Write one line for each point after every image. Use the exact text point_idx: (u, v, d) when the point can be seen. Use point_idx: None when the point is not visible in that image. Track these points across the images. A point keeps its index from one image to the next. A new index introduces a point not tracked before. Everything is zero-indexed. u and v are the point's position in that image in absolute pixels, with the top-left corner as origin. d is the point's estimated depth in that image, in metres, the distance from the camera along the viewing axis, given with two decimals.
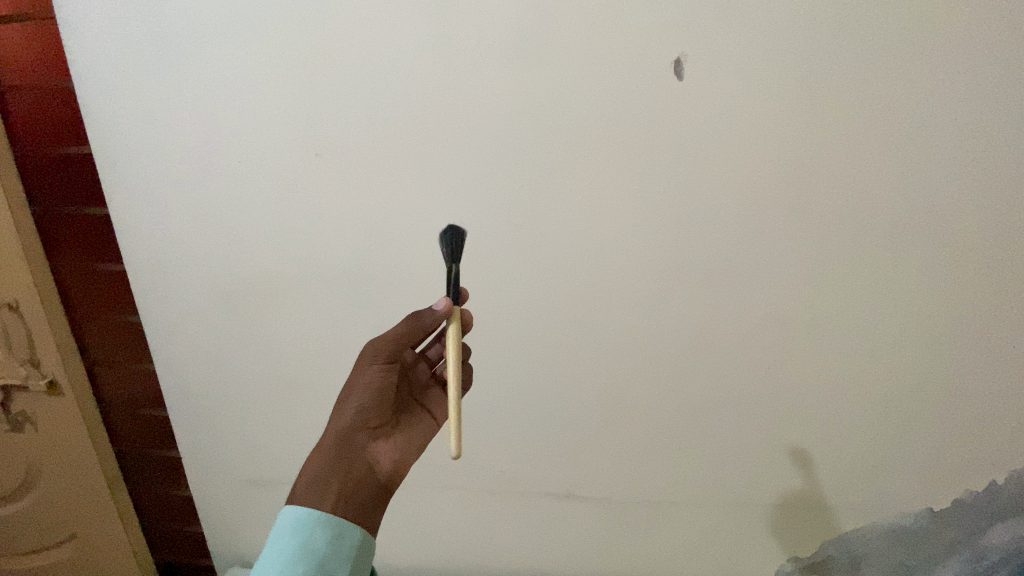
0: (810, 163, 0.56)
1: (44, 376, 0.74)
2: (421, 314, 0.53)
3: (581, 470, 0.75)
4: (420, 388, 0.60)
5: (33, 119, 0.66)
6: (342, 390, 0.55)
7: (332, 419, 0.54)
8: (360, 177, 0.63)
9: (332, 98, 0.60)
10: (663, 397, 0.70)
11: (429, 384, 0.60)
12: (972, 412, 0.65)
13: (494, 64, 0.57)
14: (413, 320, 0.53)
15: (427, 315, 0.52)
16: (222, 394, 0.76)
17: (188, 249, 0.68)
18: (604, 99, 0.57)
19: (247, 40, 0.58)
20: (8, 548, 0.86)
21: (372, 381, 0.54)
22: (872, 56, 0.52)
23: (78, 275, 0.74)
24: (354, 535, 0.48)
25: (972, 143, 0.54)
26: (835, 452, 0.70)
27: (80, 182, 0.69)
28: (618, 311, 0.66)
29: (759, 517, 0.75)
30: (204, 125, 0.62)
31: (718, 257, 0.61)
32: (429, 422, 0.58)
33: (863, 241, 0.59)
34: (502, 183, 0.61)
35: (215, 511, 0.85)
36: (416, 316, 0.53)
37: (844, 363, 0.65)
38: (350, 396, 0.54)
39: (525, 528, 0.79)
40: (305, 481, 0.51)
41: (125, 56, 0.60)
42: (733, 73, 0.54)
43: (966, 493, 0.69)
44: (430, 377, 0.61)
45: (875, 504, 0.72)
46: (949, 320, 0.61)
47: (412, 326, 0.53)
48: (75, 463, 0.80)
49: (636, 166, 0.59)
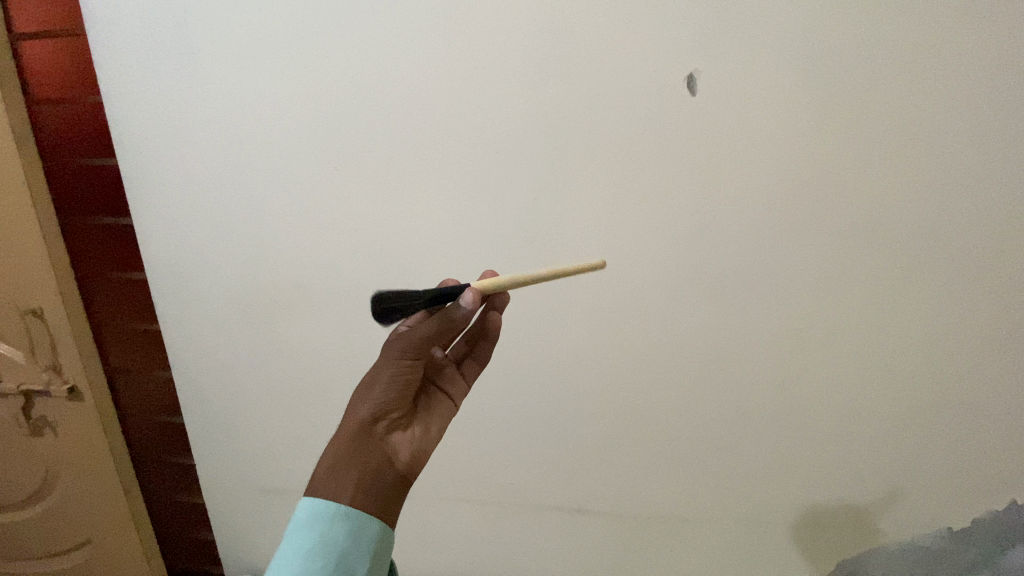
0: (829, 170, 0.55)
1: (66, 382, 0.75)
2: (450, 315, 0.41)
3: (595, 490, 0.73)
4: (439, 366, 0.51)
5: (62, 132, 0.68)
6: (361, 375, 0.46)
7: (347, 406, 0.45)
8: (376, 185, 0.62)
9: (352, 107, 0.60)
10: (680, 417, 0.67)
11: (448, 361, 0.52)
12: (1000, 432, 0.62)
13: (510, 70, 0.56)
14: (442, 324, 0.42)
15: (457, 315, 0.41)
16: (235, 402, 0.76)
17: (203, 258, 0.69)
18: (616, 105, 0.56)
19: (263, 56, 0.59)
20: (28, 552, 0.87)
21: (400, 374, 0.45)
22: (899, 56, 0.51)
23: (102, 281, 0.75)
24: (374, 529, 0.42)
25: (986, 151, 0.52)
26: (853, 467, 0.66)
27: (106, 192, 0.71)
28: (628, 322, 0.64)
29: (780, 546, 0.71)
30: (220, 137, 0.63)
31: (736, 266, 0.59)
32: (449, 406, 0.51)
33: (889, 252, 0.57)
34: (514, 193, 0.60)
35: (228, 519, 0.85)
36: (444, 314, 0.42)
37: (872, 380, 0.62)
38: (370, 383, 0.45)
39: (537, 542, 0.77)
40: (317, 479, 0.43)
41: (149, 68, 0.61)
42: (754, 76, 0.53)
43: (987, 513, 0.65)
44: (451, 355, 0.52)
45: (893, 523, 0.68)
46: (970, 331, 0.58)
47: (442, 325, 0.42)
48: (94, 468, 0.80)
49: (652, 173, 0.57)
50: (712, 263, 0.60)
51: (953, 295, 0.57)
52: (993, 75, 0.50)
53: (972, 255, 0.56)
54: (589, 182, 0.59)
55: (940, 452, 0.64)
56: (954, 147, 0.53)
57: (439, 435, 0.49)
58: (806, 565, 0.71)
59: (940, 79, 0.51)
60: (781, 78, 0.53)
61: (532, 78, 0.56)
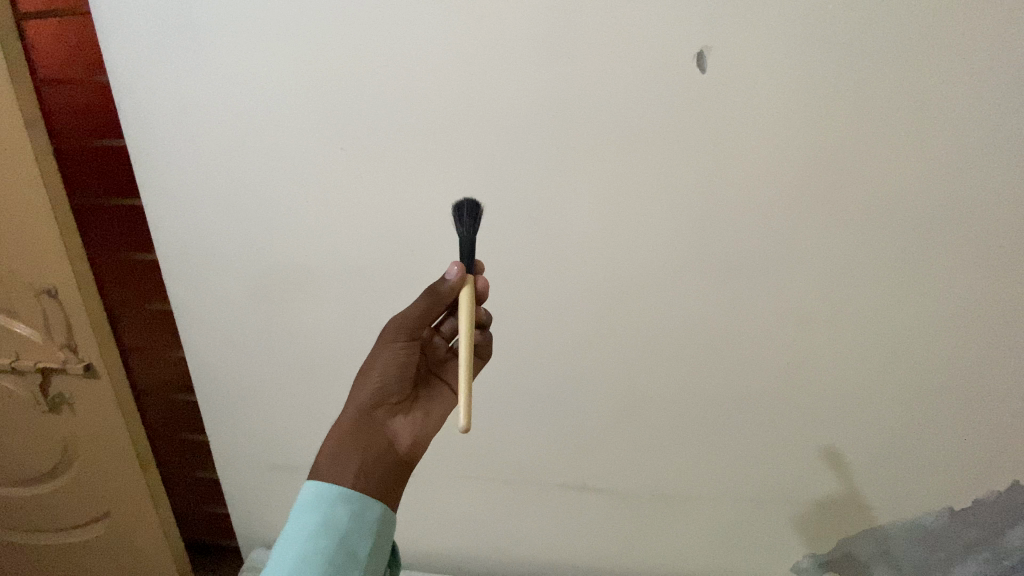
0: (836, 156, 0.54)
1: (81, 360, 0.76)
2: (438, 288, 0.47)
3: (599, 469, 0.74)
4: (438, 363, 0.54)
5: (71, 113, 0.69)
6: (361, 367, 0.50)
7: (350, 395, 0.49)
8: (385, 171, 0.63)
9: (359, 86, 0.59)
10: (684, 399, 0.68)
11: (448, 359, 0.55)
12: (1000, 417, 0.63)
13: (517, 48, 0.55)
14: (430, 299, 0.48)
15: (442, 288, 0.47)
16: (247, 382, 0.77)
17: (213, 241, 0.69)
18: (623, 90, 0.55)
19: (267, 37, 0.58)
20: (50, 523, 0.90)
21: (394, 359, 0.49)
22: (914, 40, 0.50)
23: (114, 261, 0.76)
24: (375, 511, 0.43)
25: (996, 140, 0.52)
26: (854, 449, 0.67)
27: (116, 174, 0.72)
28: (632, 305, 0.64)
29: (787, 523, 0.72)
30: (225, 119, 0.63)
31: (741, 252, 0.59)
32: (450, 398, 0.53)
33: (895, 240, 0.57)
34: (520, 177, 0.60)
35: (240, 493, 0.87)
36: (432, 289, 0.48)
37: (876, 365, 0.62)
38: (368, 372, 0.49)
39: (542, 519, 0.79)
40: (322, 463, 0.45)
41: (152, 50, 0.60)
42: (763, 60, 0.52)
43: (988, 493, 0.66)
44: (449, 353, 0.55)
45: (893, 503, 0.69)
46: (975, 320, 0.59)
47: (429, 303, 0.48)
48: (110, 443, 0.82)
49: (658, 159, 0.57)
50: (717, 250, 0.60)
51: (958, 283, 0.57)
52: (1007, 61, 0.49)
53: (977, 244, 0.56)
54: (599, 164, 0.58)
55: (941, 436, 0.65)
56: (967, 132, 0.52)
57: (439, 426, 0.51)
58: (806, 542, 0.73)
59: (952, 65, 0.50)
60: (790, 62, 0.52)
61: (540, 62, 0.55)
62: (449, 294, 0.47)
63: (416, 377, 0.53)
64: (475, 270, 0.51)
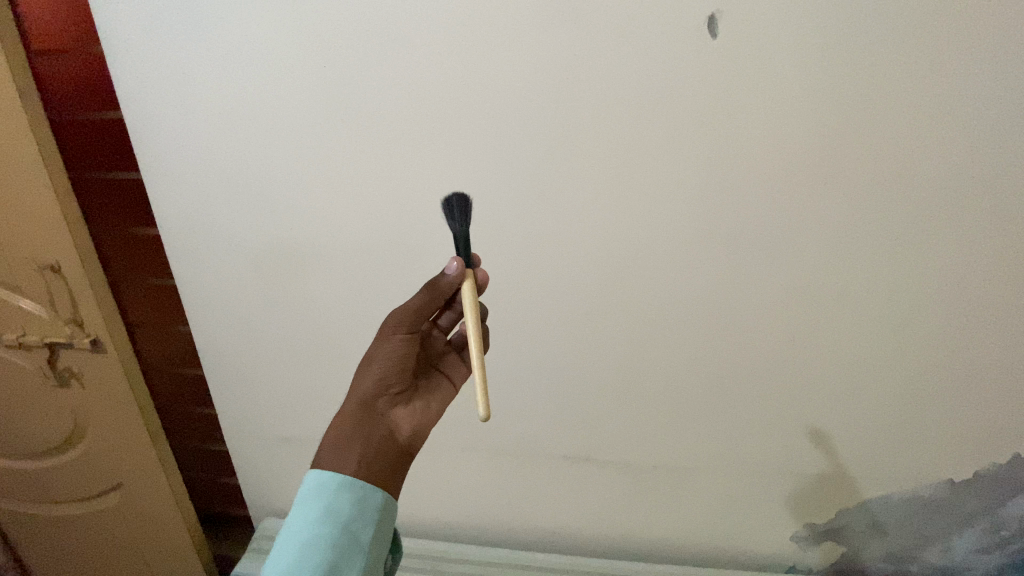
0: (849, 136, 0.53)
1: (88, 335, 0.77)
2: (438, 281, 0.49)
3: (603, 443, 0.75)
4: (436, 356, 0.55)
5: (64, 85, 0.67)
6: (361, 359, 0.50)
7: (350, 387, 0.49)
8: (383, 150, 0.61)
9: (356, 65, 0.57)
10: (688, 376, 0.68)
11: (446, 351, 0.56)
12: (1002, 393, 0.63)
13: (521, 24, 0.53)
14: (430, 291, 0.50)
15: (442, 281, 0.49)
16: (252, 356, 0.78)
17: (210, 221, 0.68)
18: (630, 68, 0.53)
19: (256, 13, 0.55)
20: (64, 493, 0.92)
21: (396, 350, 0.50)
22: (936, 17, 0.48)
23: (116, 237, 0.76)
24: (377, 499, 0.43)
25: (1014, 120, 0.50)
26: (857, 424, 0.68)
27: (116, 147, 0.71)
28: (637, 285, 0.64)
29: (789, 492, 0.74)
30: (217, 99, 0.60)
31: (748, 232, 0.59)
32: (449, 389, 0.53)
33: (906, 220, 0.56)
34: (524, 157, 0.58)
35: (250, 463, 0.88)
36: (432, 283, 0.50)
37: (882, 343, 0.62)
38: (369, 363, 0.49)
39: (546, 490, 0.80)
40: (324, 453, 0.45)
41: (135, 26, 0.58)
42: (778, 37, 0.50)
43: (987, 466, 0.68)
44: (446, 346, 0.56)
45: (893, 475, 0.70)
46: (982, 299, 0.59)
47: (431, 295, 0.50)
48: (120, 415, 0.84)
49: (665, 139, 0.55)
50: (725, 230, 0.59)
51: (967, 264, 0.57)
52: None
53: (989, 224, 0.55)
54: (606, 138, 0.56)
55: (942, 411, 0.65)
56: (984, 112, 0.50)
57: (439, 416, 0.51)
58: (806, 511, 0.75)
59: (973, 43, 0.48)
60: (806, 39, 0.50)
61: (544, 39, 0.53)
62: (450, 287, 0.50)
63: (416, 368, 0.53)
64: (474, 262, 0.52)
